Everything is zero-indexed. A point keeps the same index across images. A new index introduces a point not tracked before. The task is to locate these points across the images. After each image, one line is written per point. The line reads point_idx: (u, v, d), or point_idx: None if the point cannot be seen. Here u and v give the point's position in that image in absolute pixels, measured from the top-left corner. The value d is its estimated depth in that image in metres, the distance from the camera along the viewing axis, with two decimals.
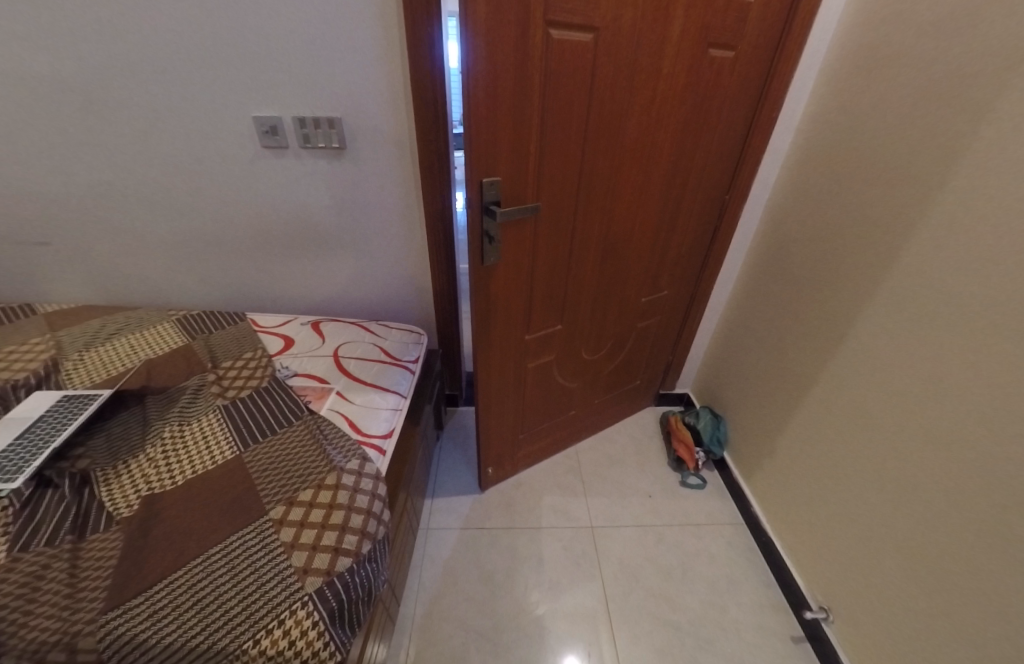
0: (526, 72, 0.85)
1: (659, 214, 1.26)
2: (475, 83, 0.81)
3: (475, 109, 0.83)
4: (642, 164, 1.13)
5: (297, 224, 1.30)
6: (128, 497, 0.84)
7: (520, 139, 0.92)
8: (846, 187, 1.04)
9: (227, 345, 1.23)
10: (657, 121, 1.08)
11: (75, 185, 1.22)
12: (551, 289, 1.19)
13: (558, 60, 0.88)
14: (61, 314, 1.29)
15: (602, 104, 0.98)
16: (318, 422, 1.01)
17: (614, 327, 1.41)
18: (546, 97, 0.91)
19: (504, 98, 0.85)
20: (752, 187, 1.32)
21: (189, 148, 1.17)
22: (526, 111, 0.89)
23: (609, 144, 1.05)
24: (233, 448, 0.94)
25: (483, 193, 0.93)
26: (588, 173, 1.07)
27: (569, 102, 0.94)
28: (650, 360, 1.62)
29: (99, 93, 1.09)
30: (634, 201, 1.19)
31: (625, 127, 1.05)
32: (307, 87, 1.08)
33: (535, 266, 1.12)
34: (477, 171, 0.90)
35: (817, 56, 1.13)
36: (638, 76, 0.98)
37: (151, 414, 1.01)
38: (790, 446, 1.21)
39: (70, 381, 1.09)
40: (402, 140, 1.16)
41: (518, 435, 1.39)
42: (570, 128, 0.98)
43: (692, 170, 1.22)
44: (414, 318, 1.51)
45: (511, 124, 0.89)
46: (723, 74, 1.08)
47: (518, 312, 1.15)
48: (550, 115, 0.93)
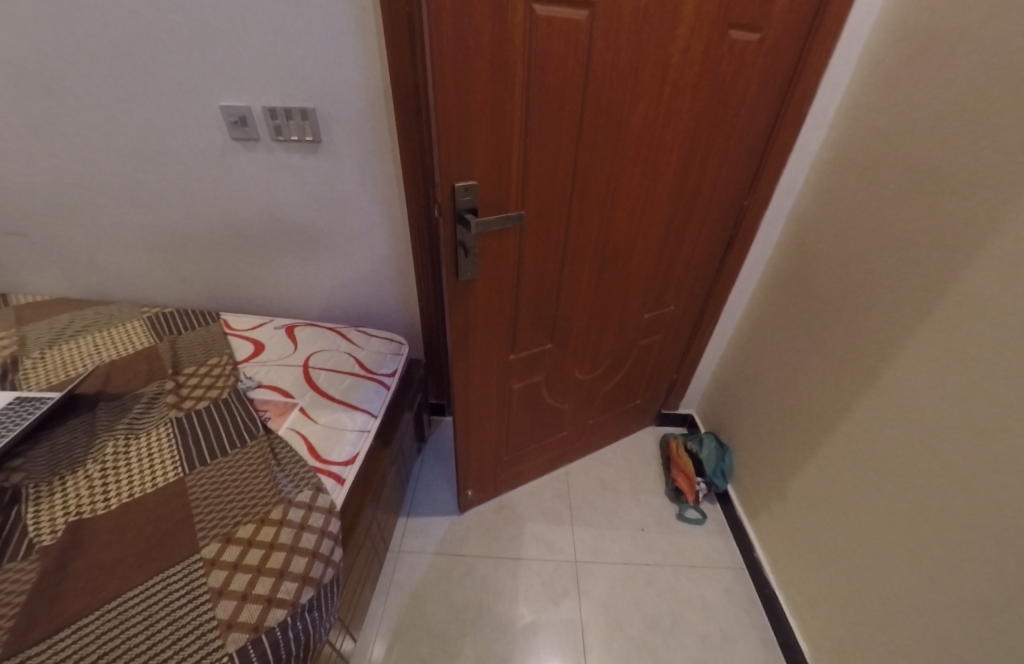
0: (505, 65, 0.74)
1: (664, 227, 1.14)
2: (445, 78, 0.71)
3: (444, 108, 0.73)
4: (648, 164, 1.00)
5: (274, 223, 1.22)
6: (55, 521, 0.76)
7: (502, 143, 0.81)
8: (880, 207, 0.92)
9: (193, 349, 1.15)
10: (664, 124, 0.95)
11: (41, 175, 1.16)
12: (540, 307, 1.09)
13: (545, 50, 0.76)
14: (31, 308, 1.25)
15: (599, 102, 0.86)
16: (273, 444, 0.93)
17: (610, 345, 1.31)
18: (532, 94, 0.79)
19: (480, 94, 0.75)
20: (773, 199, 1.19)
21: (157, 141, 1.10)
22: (508, 110, 0.78)
23: (607, 149, 0.94)
24: (178, 469, 0.86)
25: (456, 200, 0.82)
26: (582, 182, 0.95)
27: (559, 100, 0.82)
28: (651, 380, 1.53)
29: (58, 76, 1.02)
30: (637, 213, 1.07)
31: (625, 132, 0.93)
32: (276, 74, 0.99)
33: (521, 283, 1.02)
34: (448, 172, 0.79)
35: (853, 55, 0.99)
36: (641, 72, 0.86)
37: (99, 424, 0.94)
38: (799, 490, 1.11)
39: (25, 381, 1.03)
40: (382, 136, 1.07)
41: (502, 459, 1.33)
42: (561, 131, 0.86)
43: (704, 179, 1.09)
44: (401, 325, 1.43)
45: (488, 118, 0.77)
46: (745, 62, 0.94)
47: (501, 331, 1.05)
48: (537, 116, 0.82)
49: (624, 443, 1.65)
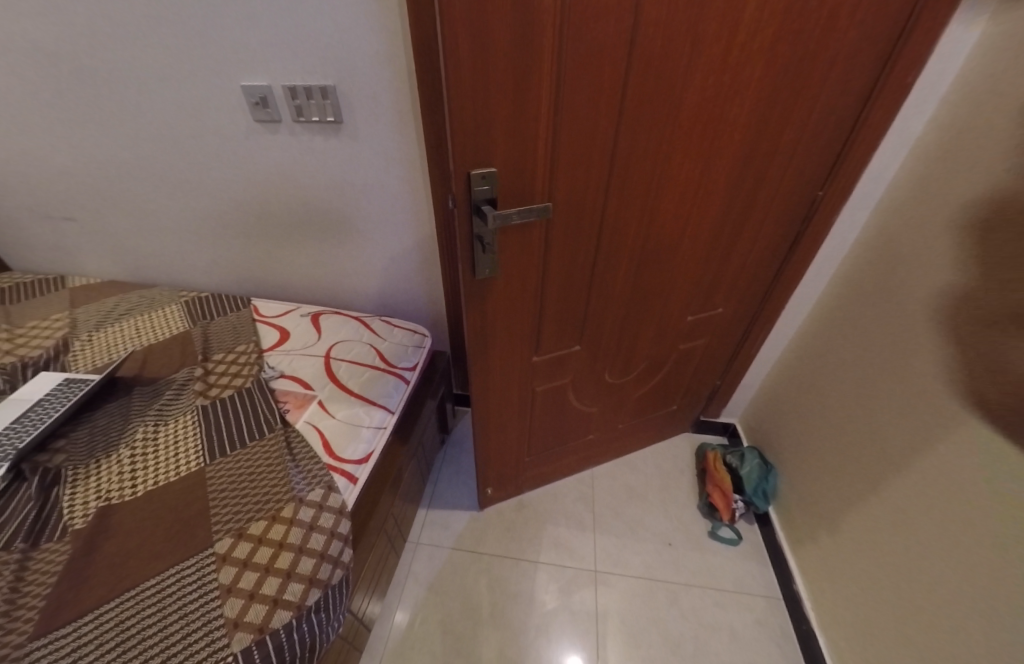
0: (530, 44, 0.64)
1: (715, 225, 1.00)
2: (459, 62, 0.62)
3: (459, 95, 0.64)
4: (701, 149, 0.86)
5: (300, 209, 1.20)
6: (87, 504, 0.80)
7: (526, 134, 0.72)
8: (998, 211, 0.75)
9: (223, 336, 1.18)
10: (720, 106, 0.81)
11: (86, 162, 1.20)
12: (567, 310, 1.01)
13: (579, 24, 0.65)
14: (84, 291, 1.33)
15: (642, 82, 0.74)
16: (289, 437, 0.93)
17: (644, 349, 1.22)
18: (562, 76, 0.69)
19: (501, 78, 0.65)
20: (854, 191, 1.01)
21: (186, 127, 1.09)
22: (533, 96, 0.69)
23: (650, 138, 0.81)
24: (200, 459, 0.88)
25: (471, 189, 0.73)
26: (620, 171, 0.84)
27: (594, 82, 0.71)
28: (690, 385, 1.43)
29: (94, 61, 1.02)
30: (682, 210, 0.95)
31: (671, 116, 0.80)
32: (297, 52, 0.93)
33: (546, 285, 0.94)
34: (463, 160, 0.70)
35: (980, 12, 0.79)
36: (695, 44, 0.73)
37: (133, 409, 0.98)
38: (854, 528, 1.01)
39: (74, 363, 1.09)
40: (406, 119, 1.00)
41: (523, 458, 1.30)
42: (596, 118, 0.75)
43: (767, 169, 0.94)
44: (427, 316, 1.39)
45: (511, 99, 0.68)
46: (836, 21, 0.76)
47: (523, 334, 0.99)
48: (568, 102, 0.71)
49: (656, 449, 1.57)
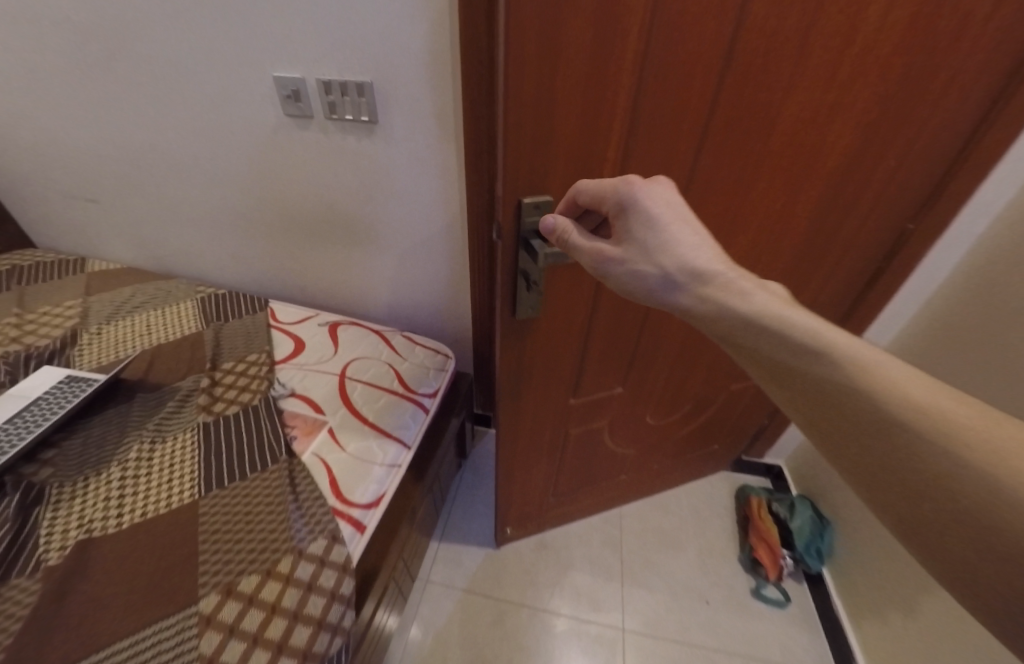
0: (608, 54, 0.51)
1: (791, 265, 0.86)
2: (522, 74, 0.49)
3: (517, 113, 0.52)
4: (789, 181, 0.73)
5: (325, 208, 1.10)
6: (67, 535, 0.72)
7: (591, 160, 0.60)
8: None
9: (235, 341, 1.09)
10: (821, 133, 0.67)
11: (109, 143, 1.13)
12: (615, 350, 0.89)
13: (670, 30, 0.51)
14: (103, 277, 1.27)
15: (734, 101, 0.60)
16: (293, 472, 0.83)
17: (690, 390, 1.09)
18: (641, 93, 0.56)
19: (569, 95, 0.53)
20: (953, 226, 0.87)
21: (211, 112, 1.00)
22: (604, 114, 0.56)
23: (733, 168, 0.68)
24: (194, 489, 0.80)
25: (522, 220, 0.61)
26: (695, 202, 0.71)
27: (678, 100, 0.58)
28: (736, 425, 1.28)
29: (118, 39, 0.94)
30: (757, 248, 0.81)
31: (762, 145, 0.67)
32: (332, 42, 0.83)
33: (594, 325, 0.82)
34: (517, 187, 0.59)
35: None
36: (806, 60, 0.59)
37: (132, 421, 0.90)
38: (933, 617, 0.88)
39: (78, 360, 1.03)
40: (449, 120, 0.88)
41: (548, 498, 1.19)
42: (674, 141, 0.62)
43: (861, 207, 0.80)
44: (453, 332, 1.28)
45: (578, 119, 0.55)
46: (975, 35, 0.61)
47: (563, 376, 0.87)
48: (644, 122, 0.59)
49: (691, 488, 1.42)
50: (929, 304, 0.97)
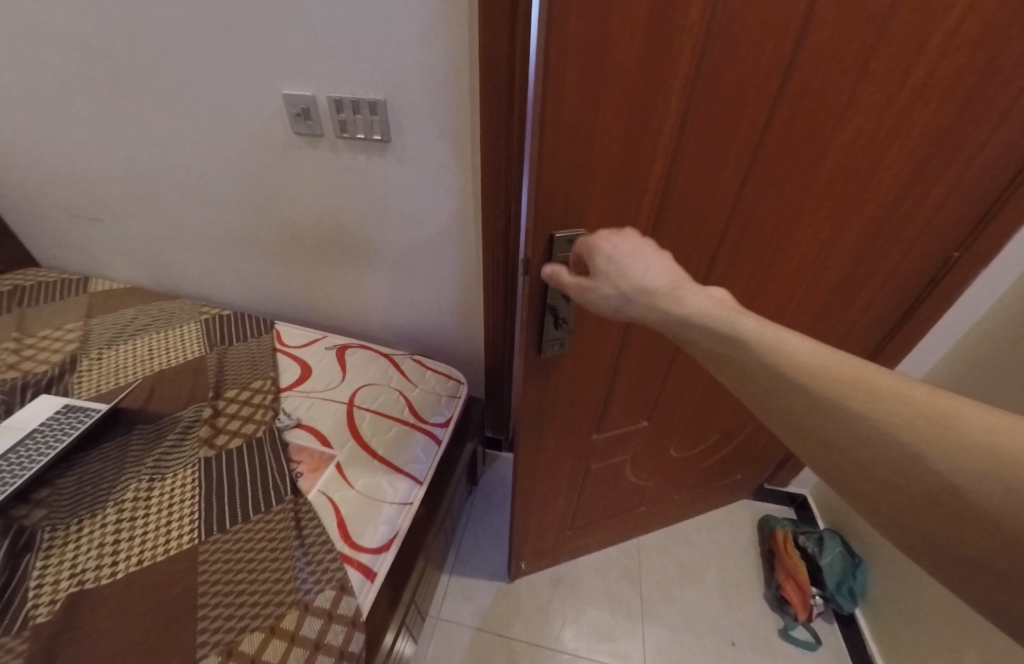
0: (655, 82, 0.47)
1: (832, 300, 0.81)
2: (561, 103, 0.46)
3: (553, 142, 0.49)
4: (839, 210, 0.67)
5: (336, 231, 1.06)
6: (58, 587, 0.67)
7: (629, 194, 0.56)
8: None
9: (240, 367, 1.05)
10: (877, 167, 0.62)
11: (114, 162, 1.10)
12: (641, 385, 0.84)
13: (723, 58, 0.47)
14: (105, 297, 1.23)
15: (786, 132, 0.56)
16: (299, 514, 0.78)
17: (716, 421, 1.04)
18: (688, 124, 0.52)
19: (611, 125, 0.49)
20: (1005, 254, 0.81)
21: (217, 132, 0.97)
22: (647, 146, 0.52)
23: (780, 199, 0.64)
24: (194, 533, 0.75)
25: (554, 256, 0.58)
26: (737, 232, 0.66)
27: (726, 130, 0.54)
28: (762, 454, 1.22)
29: (124, 57, 0.91)
30: (798, 281, 0.76)
31: (811, 177, 0.62)
32: (345, 59, 0.79)
33: (622, 362, 0.77)
34: (548, 218, 0.55)
35: None
36: (867, 91, 0.54)
37: (130, 456, 0.86)
38: None
39: (76, 388, 0.98)
40: (466, 141, 0.84)
41: (565, 532, 1.12)
42: (720, 173, 0.58)
43: (913, 243, 0.74)
44: (465, 355, 1.23)
45: (618, 148, 0.51)
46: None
47: (587, 411, 0.83)
48: (690, 153, 0.55)
49: (713, 518, 1.35)
50: (973, 334, 0.91)
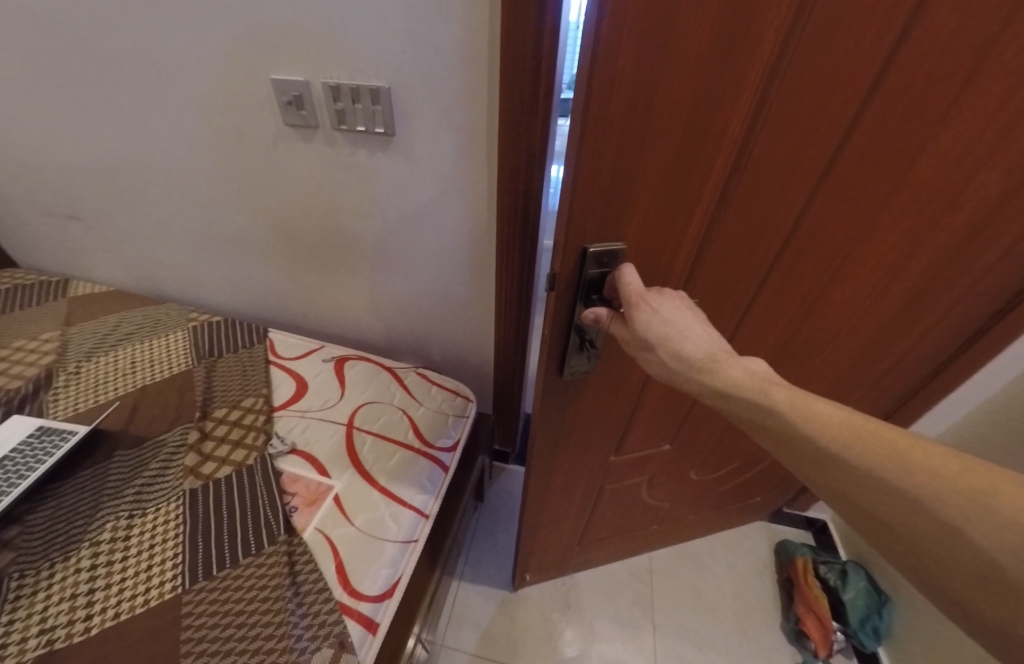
0: (725, 76, 0.40)
1: (884, 332, 0.72)
2: (611, 96, 0.39)
3: (594, 142, 0.41)
4: (913, 236, 0.57)
5: (335, 237, 0.97)
6: (24, 646, 0.60)
7: (678, 212, 0.49)
8: None
9: (230, 382, 0.96)
10: (966, 197, 0.53)
11: (88, 157, 0.99)
12: (666, 412, 0.79)
13: (811, 51, 0.40)
14: (84, 302, 1.14)
15: (868, 143, 0.47)
16: (294, 556, 0.70)
17: (740, 447, 0.96)
18: (758, 127, 0.44)
19: (666, 127, 0.42)
20: None
21: (199, 125, 0.87)
22: (706, 152, 0.45)
23: (846, 218, 0.55)
24: (177, 580, 0.67)
25: (585, 274, 0.50)
26: (792, 253, 0.59)
27: (798, 138, 0.46)
28: (785, 480, 1.13)
29: (93, 39, 0.80)
30: (850, 309, 0.68)
31: (884, 197, 0.53)
32: (344, 42, 0.69)
33: (651, 382, 0.71)
34: (586, 233, 0.48)
35: None
36: (976, 105, 0.44)
37: (109, 487, 0.78)
38: None
39: (51, 407, 0.90)
40: (483, 138, 0.74)
41: (572, 548, 1.07)
42: (784, 187, 0.50)
43: (991, 282, 0.63)
44: (473, 367, 1.15)
45: (669, 162, 0.45)
46: None
47: (606, 434, 0.77)
48: (751, 168, 0.47)
49: (728, 539, 1.28)
50: None
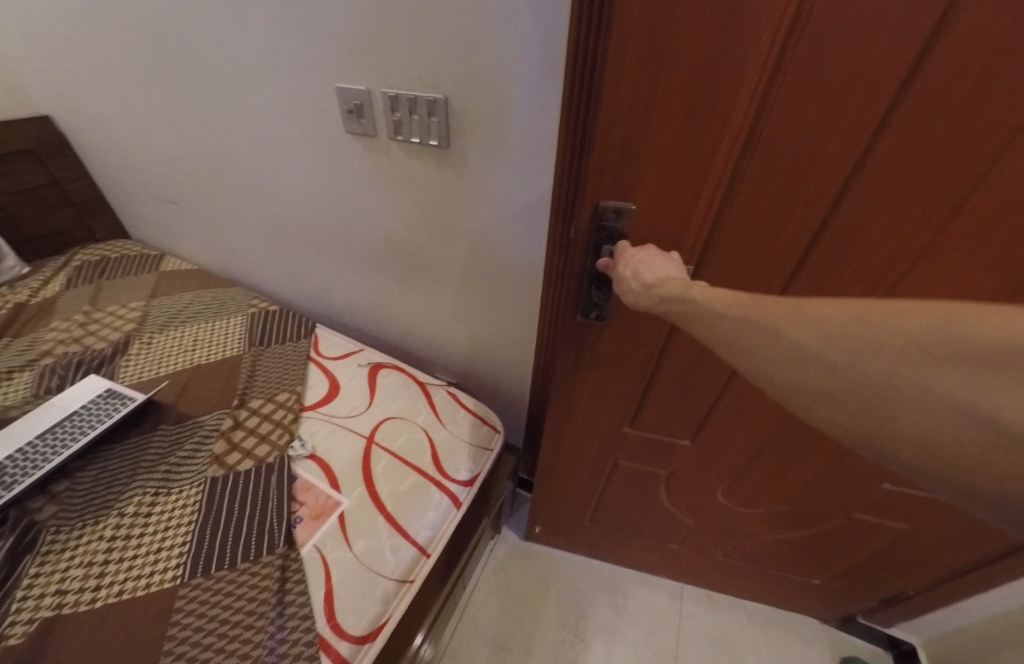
0: (724, 66, 0.42)
1: None
2: (620, 81, 0.44)
3: (607, 115, 0.47)
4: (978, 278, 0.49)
5: (381, 245, 0.97)
6: (40, 604, 0.64)
7: (683, 194, 0.51)
8: None
9: (271, 373, 0.99)
10: None
11: (183, 146, 1.07)
12: (687, 391, 0.74)
13: (824, 34, 0.39)
14: (171, 278, 1.25)
15: (907, 143, 0.43)
16: (287, 574, 0.68)
17: (788, 485, 0.83)
18: (765, 113, 0.45)
19: (667, 115, 0.46)
20: None
21: (274, 125, 0.89)
22: (709, 135, 0.47)
23: (889, 235, 0.49)
24: (178, 569, 0.68)
25: (598, 226, 0.55)
26: (817, 269, 0.54)
27: (814, 133, 0.45)
28: (853, 570, 0.94)
29: (193, 40, 0.86)
30: None
31: (943, 219, 0.47)
32: (406, 49, 0.67)
33: (677, 335, 0.67)
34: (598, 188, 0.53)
35: None
36: None
37: (146, 459, 0.83)
38: None
39: (122, 372, 0.98)
40: (540, 151, 0.69)
41: (584, 520, 1.10)
42: (798, 190, 0.49)
43: None
44: (509, 390, 1.09)
45: (670, 145, 0.48)
46: None
47: (617, 399, 0.79)
48: (758, 161, 0.48)
49: (773, 628, 1.10)
50: None
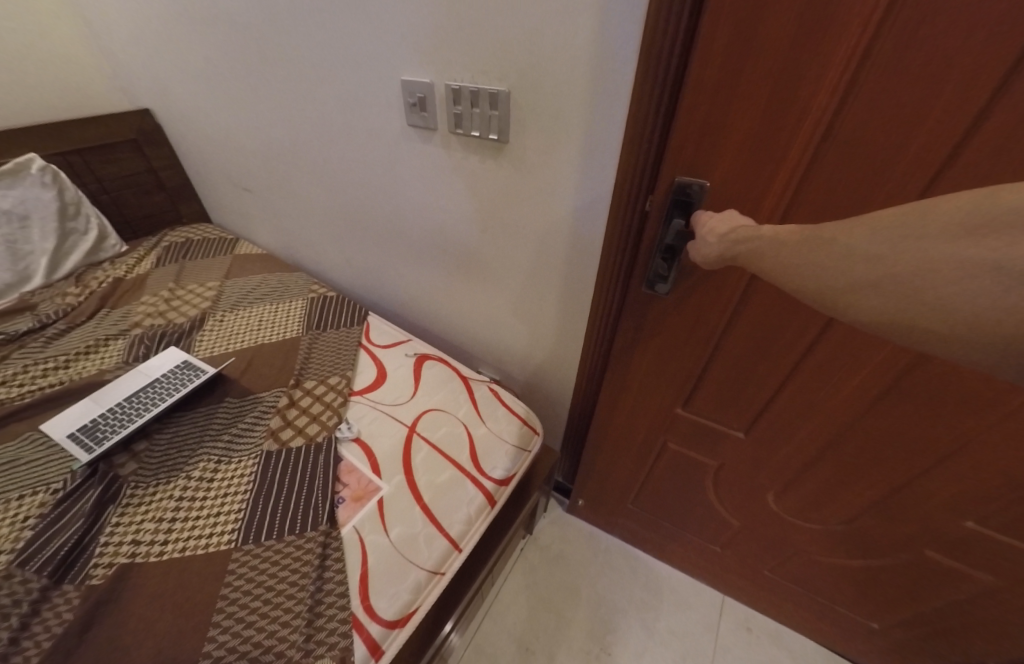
0: (810, 51, 0.42)
1: None
2: (707, 65, 0.46)
3: (691, 96, 0.48)
4: None
5: (434, 237, 0.98)
6: (119, 551, 0.71)
7: (756, 181, 0.50)
8: None
9: (325, 358, 1.04)
10: None
11: (258, 136, 1.15)
12: (745, 380, 0.70)
13: (921, 19, 0.38)
14: (243, 261, 1.34)
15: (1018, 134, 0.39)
16: (327, 551, 0.72)
17: (848, 511, 0.77)
18: (854, 96, 0.43)
19: (748, 99, 0.46)
20: None
21: (340, 117, 0.93)
22: (788, 121, 0.46)
23: None
24: (234, 534, 0.74)
25: (674, 200, 0.55)
26: None
27: (903, 125, 0.42)
28: (919, 620, 0.85)
29: (271, 33, 0.90)
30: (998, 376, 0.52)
31: None
32: (468, 40, 0.67)
33: (740, 313, 0.63)
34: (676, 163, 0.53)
35: None
36: None
37: (213, 428, 0.90)
38: None
39: (197, 346, 1.07)
40: (598, 148, 0.66)
41: (626, 504, 1.09)
42: (882, 184, 0.46)
43: None
44: (551, 390, 1.07)
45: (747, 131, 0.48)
46: None
47: (670, 377, 0.76)
48: (839, 151, 0.46)
49: None
50: None
